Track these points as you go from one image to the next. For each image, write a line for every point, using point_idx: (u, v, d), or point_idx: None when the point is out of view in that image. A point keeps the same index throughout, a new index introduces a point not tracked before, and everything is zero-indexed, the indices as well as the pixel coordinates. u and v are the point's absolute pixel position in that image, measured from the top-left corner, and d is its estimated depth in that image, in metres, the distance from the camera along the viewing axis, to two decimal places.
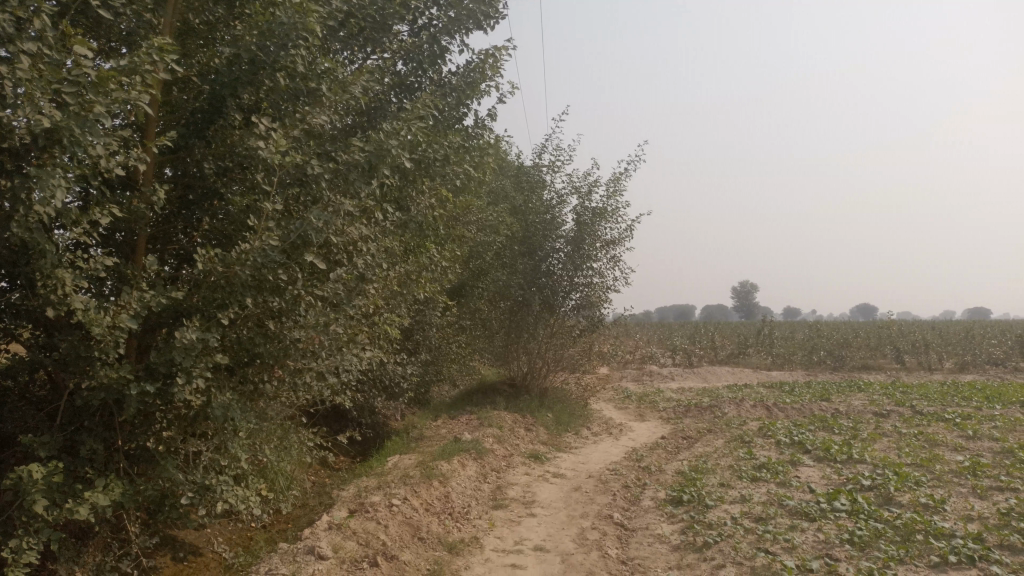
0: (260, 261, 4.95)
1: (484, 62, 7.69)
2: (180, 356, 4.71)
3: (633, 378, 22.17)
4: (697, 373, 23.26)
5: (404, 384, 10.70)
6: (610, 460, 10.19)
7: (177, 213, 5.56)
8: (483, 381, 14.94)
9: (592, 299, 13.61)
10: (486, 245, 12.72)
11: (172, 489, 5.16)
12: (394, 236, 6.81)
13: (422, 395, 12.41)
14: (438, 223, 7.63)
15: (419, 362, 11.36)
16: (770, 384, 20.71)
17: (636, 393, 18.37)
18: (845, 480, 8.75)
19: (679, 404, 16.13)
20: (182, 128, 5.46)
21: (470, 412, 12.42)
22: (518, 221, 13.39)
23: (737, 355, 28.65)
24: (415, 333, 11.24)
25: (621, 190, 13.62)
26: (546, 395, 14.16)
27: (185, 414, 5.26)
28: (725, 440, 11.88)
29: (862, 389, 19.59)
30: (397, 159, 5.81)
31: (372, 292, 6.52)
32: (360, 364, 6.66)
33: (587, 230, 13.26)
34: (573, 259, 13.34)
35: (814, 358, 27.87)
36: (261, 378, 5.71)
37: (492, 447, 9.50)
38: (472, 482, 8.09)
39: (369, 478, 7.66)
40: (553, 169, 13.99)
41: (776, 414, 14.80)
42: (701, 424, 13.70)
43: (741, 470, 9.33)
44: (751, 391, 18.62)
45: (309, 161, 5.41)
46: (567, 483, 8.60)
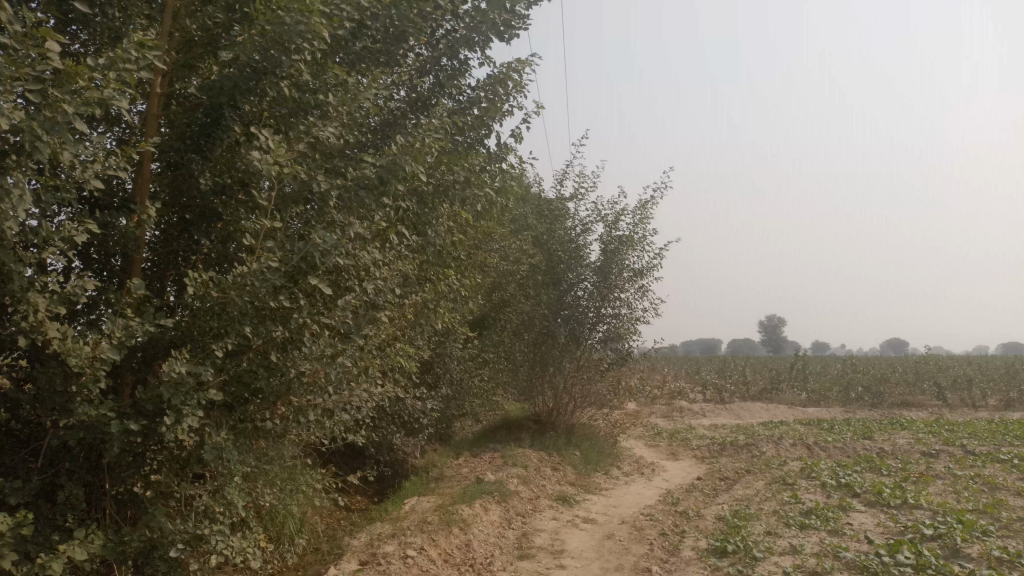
0: (258, 284, 4.48)
1: (506, 76, 7.24)
2: (167, 391, 4.22)
3: (663, 414, 21.38)
4: (729, 409, 22.41)
5: (424, 420, 10.15)
6: (644, 504, 9.50)
7: (176, 236, 5.16)
8: (507, 417, 14.32)
9: (619, 331, 12.98)
10: (508, 275, 12.22)
11: (161, 541, 4.57)
12: (411, 261, 6.30)
13: (443, 431, 11.83)
14: (458, 247, 7.13)
15: (440, 397, 10.80)
16: (807, 420, 19.83)
17: (668, 430, 17.60)
18: (903, 528, 8.00)
19: (713, 442, 15.37)
20: (180, 143, 5.05)
21: (493, 450, 11.81)
22: (542, 250, 12.88)
23: (769, 391, 27.74)
24: (435, 366, 10.71)
25: (649, 218, 13.06)
26: (573, 433, 13.50)
27: (178, 455, 4.73)
28: (766, 482, 11.12)
29: (905, 426, 18.63)
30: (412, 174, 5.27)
31: (386, 321, 6.00)
32: (372, 399, 6.13)
33: (614, 259, 12.69)
34: (600, 290, 12.77)
35: (851, 394, 26.85)
36: (263, 415, 5.20)
37: (517, 489, 8.87)
38: (496, 528, 7.47)
39: (384, 524, 7.08)
40: (578, 196, 13.51)
41: (818, 453, 13.97)
42: (738, 463, 12.94)
43: (788, 516, 8.60)
44: (788, 428, 17.78)
45: (315, 177, 4.93)
46: (599, 530, 7.94)
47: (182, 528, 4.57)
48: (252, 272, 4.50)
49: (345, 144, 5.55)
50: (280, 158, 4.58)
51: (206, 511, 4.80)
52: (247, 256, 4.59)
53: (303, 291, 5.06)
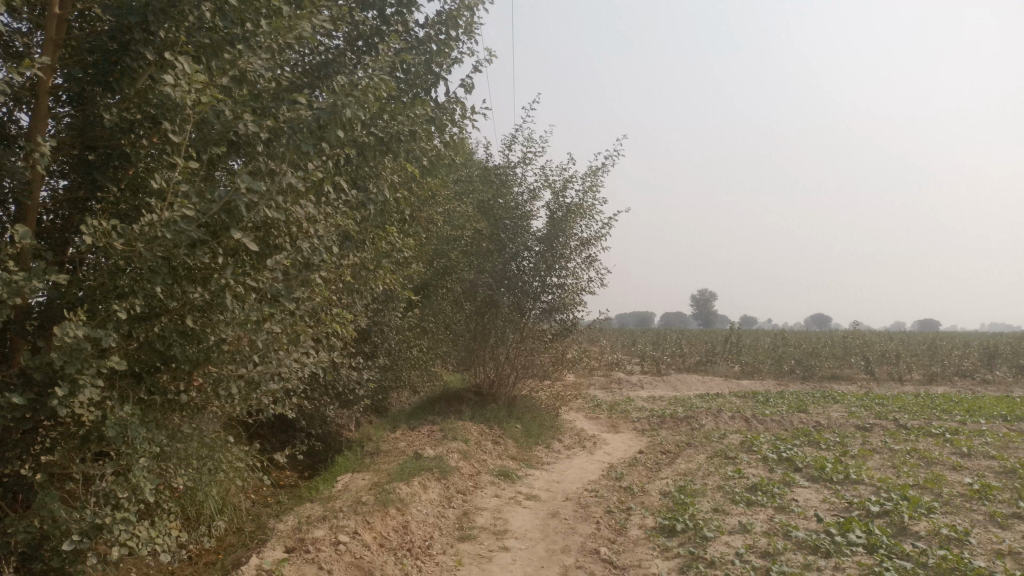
0: (168, 236, 3.87)
1: (457, 15, 6.71)
2: (58, 359, 3.60)
3: (601, 386, 21.28)
4: (667, 381, 22.48)
5: (359, 391, 9.64)
6: (588, 479, 9.19)
7: (77, 180, 4.50)
8: (445, 388, 13.88)
9: (564, 301, 12.64)
10: (452, 241, 11.71)
11: (53, 532, 3.97)
12: (349, 217, 5.74)
13: (379, 402, 11.32)
14: (401, 205, 6.59)
15: (377, 367, 10.26)
16: (742, 393, 20.00)
17: (607, 402, 17.46)
18: (849, 505, 7.91)
19: (653, 414, 15.27)
20: (79, 71, 4.36)
21: (431, 422, 11.36)
22: (486, 216, 12.38)
23: (704, 363, 28.01)
24: (373, 335, 10.13)
25: (598, 185, 12.69)
26: (513, 405, 13.15)
27: (75, 432, 4.12)
28: (708, 456, 11.00)
29: (837, 399, 18.95)
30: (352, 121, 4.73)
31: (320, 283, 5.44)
32: (304, 369, 5.58)
33: (561, 227, 12.29)
34: (545, 258, 12.38)
35: (784, 367, 27.29)
36: (176, 386, 4.60)
37: (457, 465, 8.44)
38: (435, 508, 7.05)
39: (314, 505, 6.58)
40: (525, 161, 13.03)
41: (757, 427, 13.98)
42: (679, 436, 12.82)
43: (734, 492, 8.42)
44: (725, 401, 17.86)
45: (241, 116, 4.30)
46: (543, 508, 7.59)
47: (77, 516, 3.97)
48: (162, 221, 3.88)
49: (276, 81, 4.93)
50: (196, 88, 3.95)
51: (107, 496, 4.20)
52: (157, 203, 3.96)
53: (222, 244, 4.46)
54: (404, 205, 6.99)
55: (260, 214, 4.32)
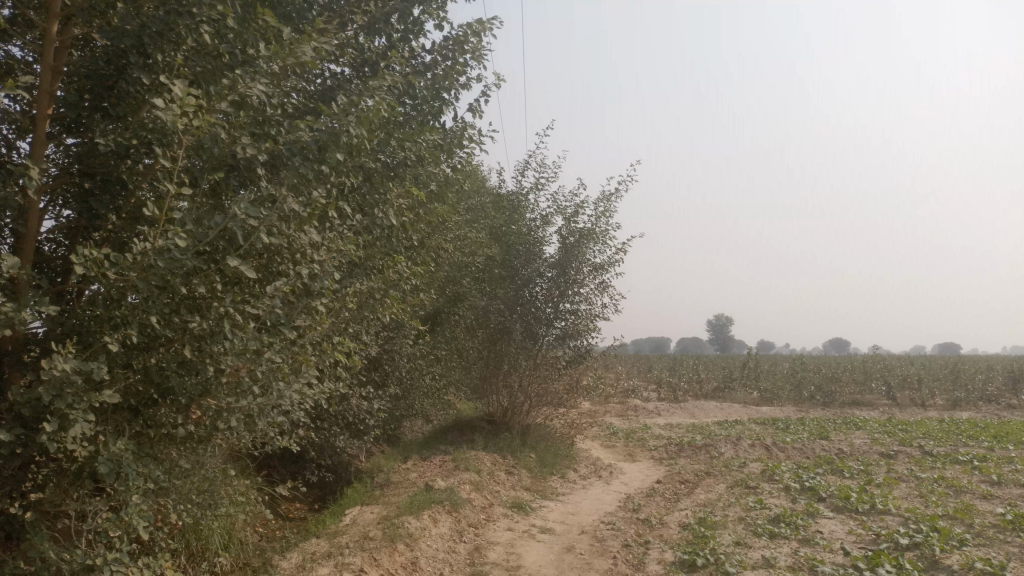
0: (162, 265, 3.75)
1: (464, 38, 6.63)
2: (46, 392, 3.46)
3: (617, 413, 20.97)
4: (685, 408, 22.11)
5: (370, 421, 9.47)
6: (604, 511, 8.92)
7: (75, 208, 4.42)
8: (458, 417, 13.67)
9: (578, 328, 12.43)
10: (463, 267, 11.58)
11: (42, 574, 3.80)
12: (355, 243, 5.61)
13: (390, 432, 11.14)
14: (408, 231, 6.46)
15: (387, 397, 10.09)
16: (762, 419, 19.61)
17: (623, 430, 17.14)
18: (876, 537, 7.60)
19: (670, 442, 14.96)
20: (76, 97, 4.29)
21: (444, 453, 11.15)
22: (498, 242, 12.25)
23: (722, 390, 27.61)
24: (384, 363, 9.96)
25: (610, 211, 12.53)
26: (527, 434, 12.91)
27: (67, 469, 3.97)
28: (728, 485, 10.70)
29: (859, 426, 18.53)
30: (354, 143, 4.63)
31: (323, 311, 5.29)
32: (308, 400, 5.43)
33: (573, 253, 12.12)
34: (558, 284, 12.20)
35: (803, 392, 26.83)
36: (174, 420, 4.46)
37: (469, 497, 8.21)
38: (445, 542, 6.83)
39: (320, 540, 6.38)
40: (537, 187, 12.91)
41: (778, 455, 13.63)
42: (698, 465, 12.51)
43: (755, 524, 8.12)
44: (744, 428, 17.50)
45: (239, 140, 4.20)
46: (558, 542, 7.34)
47: (68, 557, 3.81)
48: (156, 249, 3.76)
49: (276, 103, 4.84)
50: (192, 112, 3.86)
51: (99, 535, 4.04)
52: (151, 230, 3.85)
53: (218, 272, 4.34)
54: (413, 231, 6.86)
55: (259, 241, 4.19)
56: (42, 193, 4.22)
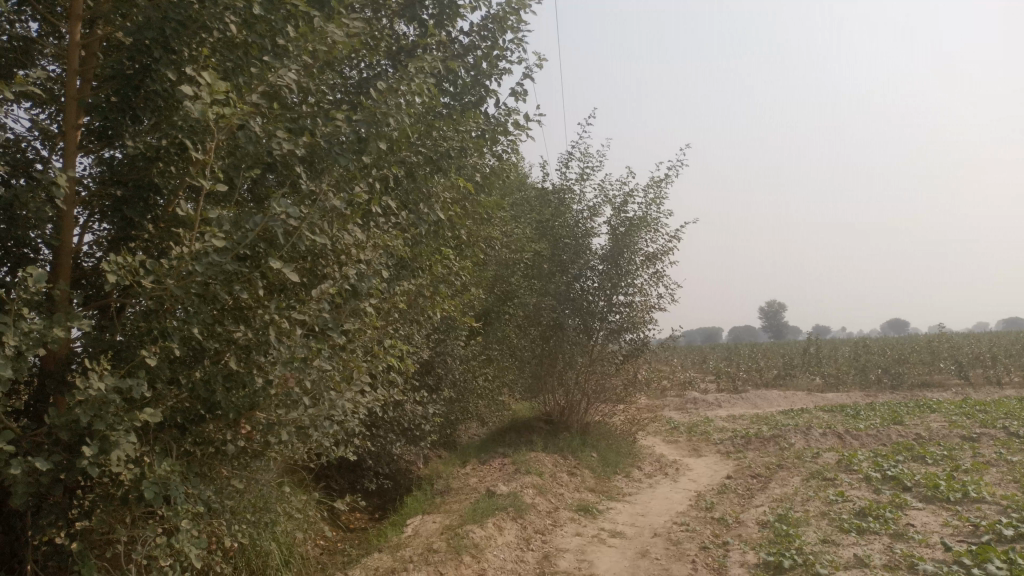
0: (200, 270, 3.47)
1: (503, 17, 6.29)
2: (84, 414, 3.21)
3: (676, 407, 20.42)
4: (746, 398, 21.43)
5: (426, 426, 9.20)
6: (675, 511, 8.48)
7: (108, 217, 4.22)
8: (515, 417, 13.35)
9: (634, 320, 11.88)
10: (512, 264, 11.26)
11: None
12: (401, 240, 5.31)
13: (447, 436, 10.94)
14: (455, 224, 6.15)
15: (442, 400, 9.80)
16: (829, 406, 18.86)
17: (684, 423, 16.62)
18: (976, 528, 7.02)
19: (736, 434, 14.40)
20: (103, 101, 4.08)
21: (502, 455, 10.83)
22: (546, 237, 11.90)
23: (782, 377, 26.76)
24: (436, 366, 9.68)
25: (661, 197, 12.04)
26: (587, 432, 12.51)
27: (112, 494, 3.73)
28: (803, 478, 10.15)
29: (934, 408, 17.64)
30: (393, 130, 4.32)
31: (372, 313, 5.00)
32: (361, 407, 5.14)
33: (624, 243, 11.67)
34: (611, 276, 11.76)
35: (869, 376, 25.83)
36: (222, 437, 4.19)
37: (534, 502, 7.85)
38: (513, 551, 6.49)
39: (383, 554, 6.10)
40: (583, 177, 12.50)
41: (852, 442, 12.99)
42: (768, 458, 11.96)
43: (840, 519, 7.62)
44: (812, 416, 16.81)
45: (273, 133, 3.92)
46: (631, 546, 6.95)
47: None
48: (192, 253, 3.49)
49: (311, 94, 4.56)
50: (223, 105, 3.58)
51: (150, 563, 3.78)
52: (186, 233, 3.58)
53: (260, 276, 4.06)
54: (460, 225, 6.54)
55: (300, 240, 3.90)
56: (74, 203, 4.05)
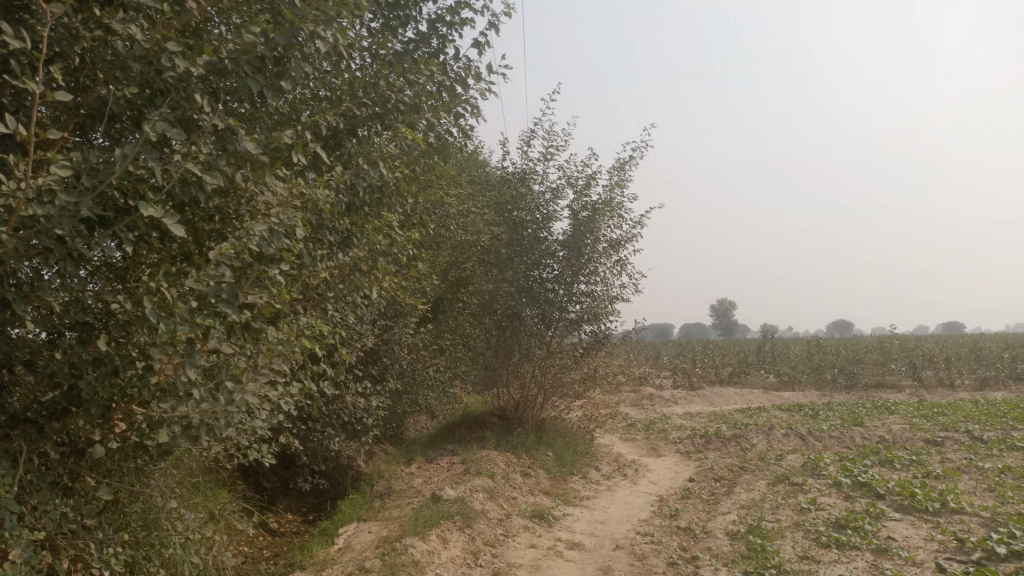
0: (42, 214, 2.59)
1: None
2: None
3: (632, 403, 19.88)
4: (703, 395, 21.02)
5: (367, 420, 8.35)
6: (637, 518, 7.80)
7: None
8: (466, 411, 12.56)
9: (594, 311, 11.20)
10: (467, 249, 10.47)
11: None
12: (336, 204, 4.43)
13: (392, 431, 10.19)
14: (402, 191, 5.31)
15: (387, 393, 8.95)
16: (787, 406, 18.48)
17: (642, 421, 16.00)
18: (963, 544, 6.48)
19: (696, 433, 13.84)
20: None
21: (451, 453, 10.03)
22: (503, 220, 11.09)
23: (738, 375, 26.47)
24: (382, 355, 8.82)
25: (626, 181, 11.34)
26: (542, 429, 11.77)
27: None
28: (769, 482, 9.58)
29: (893, 411, 17.34)
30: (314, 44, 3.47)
31: (292, 287, 4.11)
32: (280, 401, 4.29)
33: (587, 229, 10.92)
34: (572, 264, 11.00)
35: (824, 375, 25.67)
36: (90, 437, 3.31)
37: (484, 508, 7.07)
38: (458, 568, 5.70)
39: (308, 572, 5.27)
40: (545, 159, 11.72)
41: (814, 445, 12.52)
42: (731, 459, 11.39)
43: (815, 531, 7.02)
44: (772, 415, 16.38)
45: (158, 43, 3.05)
46: (590, 562, 6.22)
47: None
48: (31, 190, 2.61)
49: (224, 11, 3.67)
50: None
51: None
52: (28, 164, 2.70)
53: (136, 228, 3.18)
54: (412, 195, 5.70)
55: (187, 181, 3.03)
56: None
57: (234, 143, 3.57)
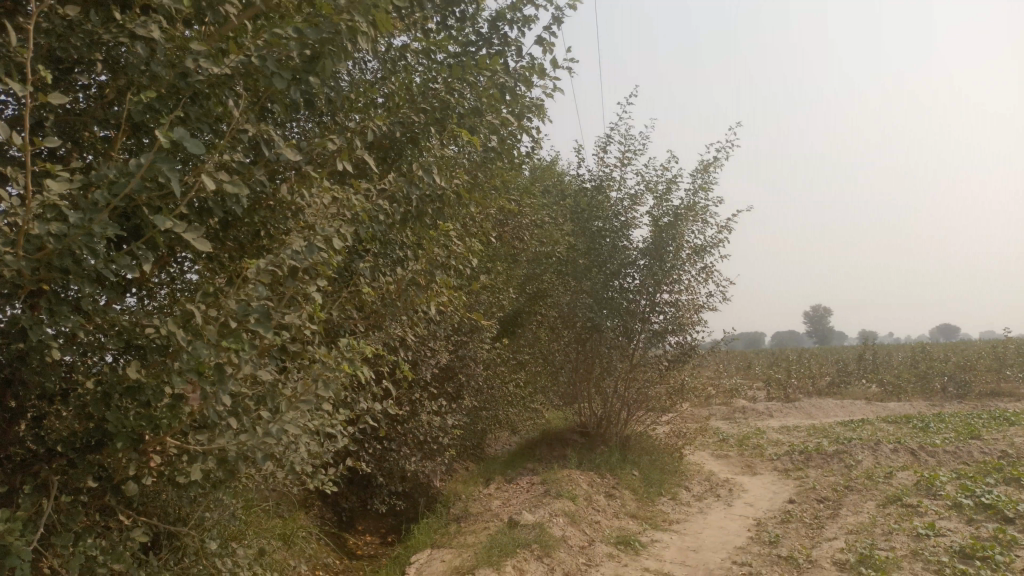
0: (46, 233, 2.34)
1: None
2: None
3: (723, 416, 19.02)
4: (800, 407, 19.93)
5: (443, 439, 8.03)
6: (733, 546, 7.19)
7: None
8: (548, 428, 12.15)
9: (680, 321, 10.57)
10: (543, 262, 10.46)
11: None
12: (390, 213, 4.11)
13: (472, 448, 9.91)
14: (465, 198, 4.98)
15: (463, 411, 8.62)
16: (892, 417, 17.24)
17: (735, 435, 15.20)
18: None
19: (794, 449, 12.99)
20: None
21: (532, 472, 9.62)
22: (580, 229, 10.66)
23: (837, 385, 25.08)
24: (457, 372, 8.49)
25: (710, 182, 10.71)
26: (628, 446, 11.20)
27: None
28: (880, 504, 8.76)
29: (1013, 421, 15.92)
30: (353, 33, 3.13)
31: (324, 310, 3.70)
32: (334, 425, 3.97)
33: (669, 235, 10.34)
34: (654, 272, 10.42)
35: (932, 384, 24.01)
36: (122, 473, 3.04)
37: (564, 535, 6.62)
38: None
39: None
40: (623, 164, 11.24)
41: (927, 461, 11.51)
42: (834, 478, 10.55)
43: (938, 563, 6.26)
44: (877, 428, 15.29)
45: (175, 40, 2.76)
46: None
47: None
48: (35, 207, 2.35)
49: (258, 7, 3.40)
50: None
51: None
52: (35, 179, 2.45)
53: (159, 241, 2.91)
54: (476, 203, 5.35)
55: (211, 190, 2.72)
56: None
57: (270, 150, 3.25)
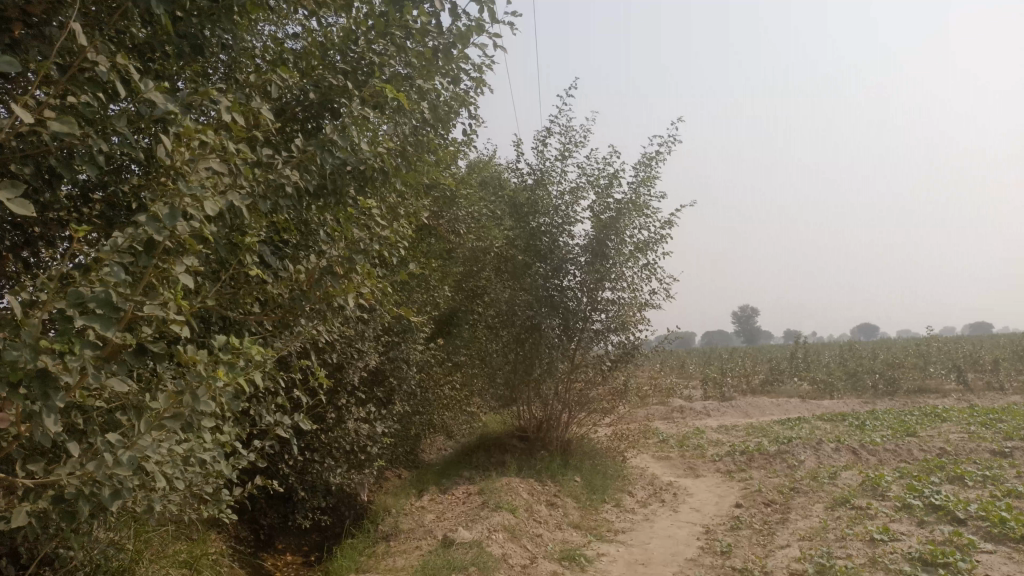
0: None
1: None
2: None
3: (662, 417, 18.75)
4: (737, 406, 19.85)
5: (371, 448, 7.34)
6: (683, 558, 6.72)
7: None
8: (486, 432, 11.55)
9: (622, 320, 10.12)
10: (479, 258, 9.72)
11: None
12: (299, 188, 3.44)
13: (404, 456, 9.23)
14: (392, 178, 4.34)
15: (394, 417, 7.95)
16: (829, 416, 17.20)
17: (676, 436, 14.87)
18: None
19: (736, 449, 12.70)
20: None
21: (468, 481, 9.01)
22: (519, 224, 10.11)
23: (771, 383, 25.21)
24: (387, 375, 7.82)
25: (653, 177, 10.29)
26: (568, 451, 10.68)
27: None
28: (828, 507, 8.45)
29: (944, 418, 16.04)
30: None
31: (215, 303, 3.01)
32: (230, 442, 3.28)
33: (610, 230, 9.87)
34: (595, 269, 9.94)
35: (862, 381, 24.30)
36: None
37: (504, 553, 6.03)
38: None
39: None
40: (562, 156, 10.71)
41: (869, 460, 11.34)
42: (780, 480, 10.25)
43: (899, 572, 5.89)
44: (816, 427, 15.17)
45: None
46: None
47: None
48: None
49: None
50: None
51: None
52: None
53: None
54: (406, 185, 4.71)
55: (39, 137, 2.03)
56: None
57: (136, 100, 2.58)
